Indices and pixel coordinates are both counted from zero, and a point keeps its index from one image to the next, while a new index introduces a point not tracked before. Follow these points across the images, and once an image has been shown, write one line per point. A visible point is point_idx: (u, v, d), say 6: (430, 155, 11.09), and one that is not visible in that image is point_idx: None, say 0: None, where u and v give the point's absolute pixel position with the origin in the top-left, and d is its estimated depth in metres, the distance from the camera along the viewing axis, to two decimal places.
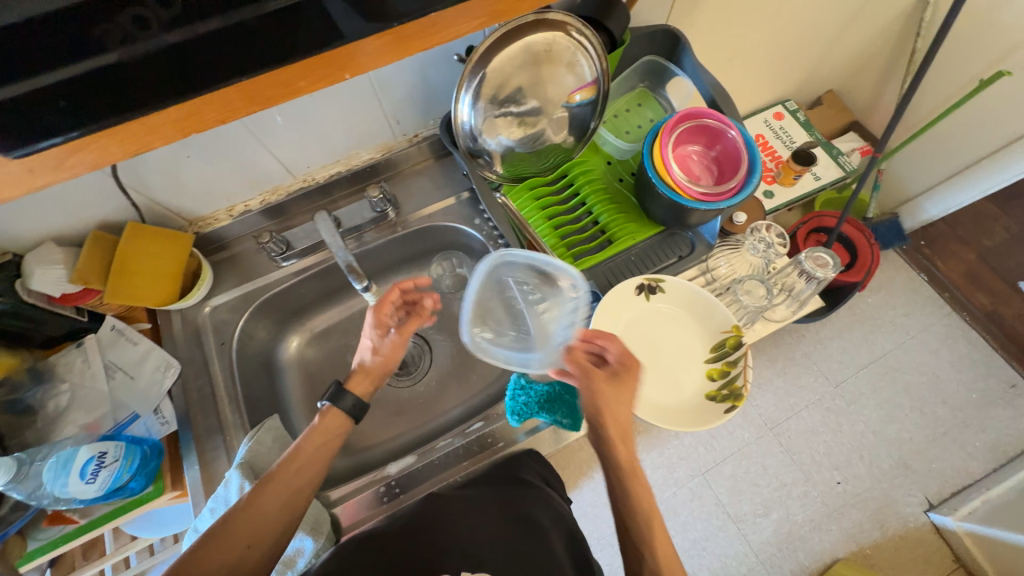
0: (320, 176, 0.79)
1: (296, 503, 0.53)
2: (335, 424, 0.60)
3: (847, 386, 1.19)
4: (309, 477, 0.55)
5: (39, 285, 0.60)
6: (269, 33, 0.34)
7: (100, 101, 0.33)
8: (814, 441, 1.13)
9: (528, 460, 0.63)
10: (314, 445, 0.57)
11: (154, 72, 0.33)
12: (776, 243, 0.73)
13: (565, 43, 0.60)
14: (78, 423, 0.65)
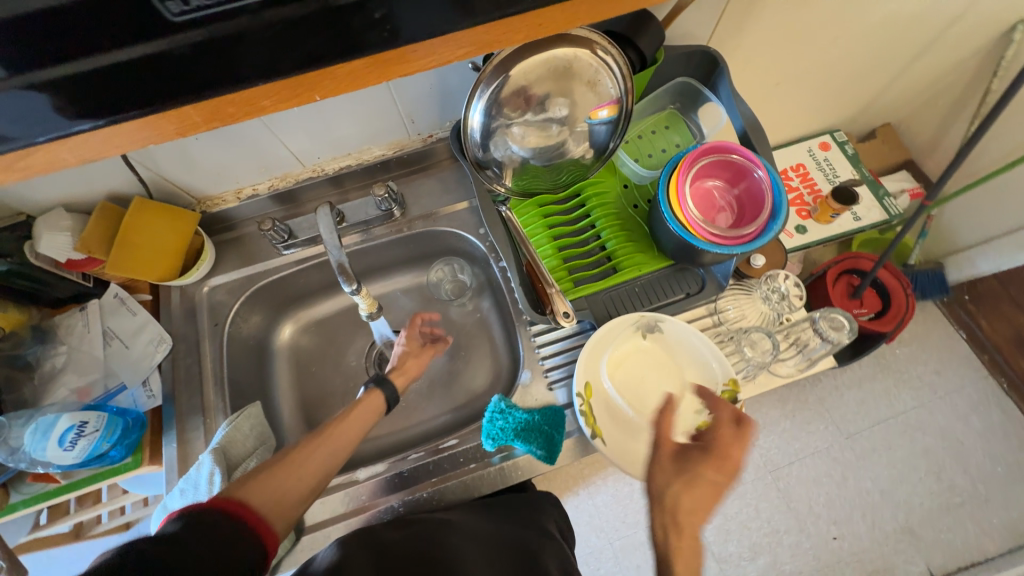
0: (330, 167, 0.78)
1: (338, 457, 0.57)
2: (374, 405, 0.64)
3: (859, 440, 1.11)
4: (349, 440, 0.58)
5: (46, 249, 0.62)
6: (229, 51, 0.29)
7: (36, 113, 0.29)
8: (815, 491, 1.07)
9: (546, 505, 0.69)
10: (358, 416, 0.61)
11: (97, 85, 0.29)
12: (790, 293, 0.69)
13: (589, 61, 0.56)
14: (70, 386, 0.66)
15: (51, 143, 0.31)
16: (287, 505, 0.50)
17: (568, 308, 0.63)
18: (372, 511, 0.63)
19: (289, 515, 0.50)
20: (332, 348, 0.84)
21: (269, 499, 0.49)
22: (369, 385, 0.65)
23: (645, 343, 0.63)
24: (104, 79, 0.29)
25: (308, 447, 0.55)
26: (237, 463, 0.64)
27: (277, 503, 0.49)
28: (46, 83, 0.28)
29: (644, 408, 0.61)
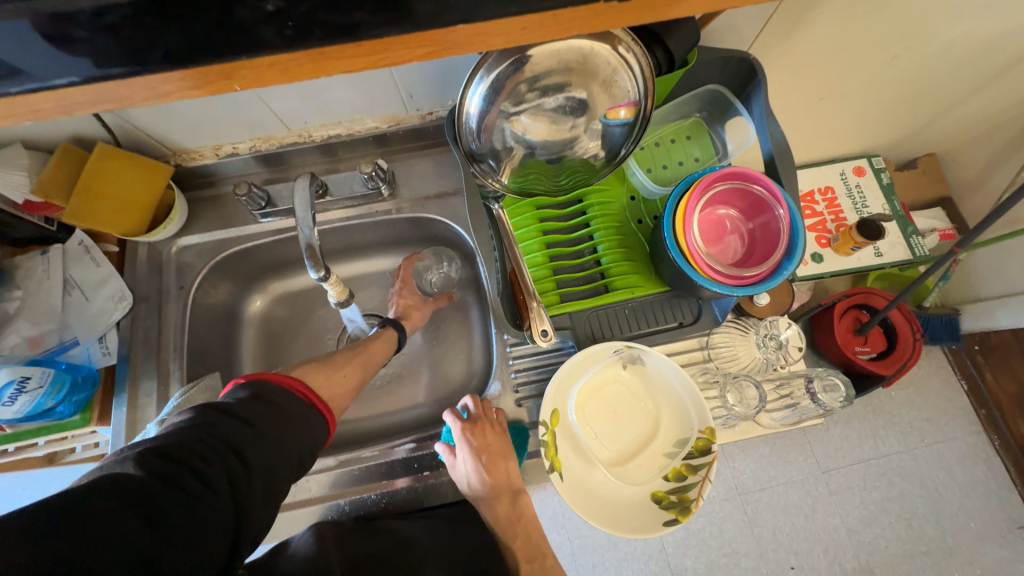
0: (318, 134, 0.73)
1: (369, 369, 0.65)
2: (391, 340, 0.71)
3: (836, 476, 1.08)
4: (376, 362, 0.67)
5: (0, 188, 0.57)
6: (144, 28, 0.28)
7: None
8: (781, 520, 1.05)
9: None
10: (382, 342, 0.70)
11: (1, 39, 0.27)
12: (790, 343, 0.64)
13: (606, 58, 0.49)
14: (22, 334, 0.63)
15: None
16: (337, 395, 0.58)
17: (548, 327, 0.58)
18: (321, 503, 0.62)
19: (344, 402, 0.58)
20: (305, 322, 0.81)
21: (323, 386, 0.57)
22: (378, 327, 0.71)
23: (624, 374, 0.59)
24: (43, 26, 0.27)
25: (346, 357, 0.63)
26: None
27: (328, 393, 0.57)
28: None
29: (611, 443, 0.57)
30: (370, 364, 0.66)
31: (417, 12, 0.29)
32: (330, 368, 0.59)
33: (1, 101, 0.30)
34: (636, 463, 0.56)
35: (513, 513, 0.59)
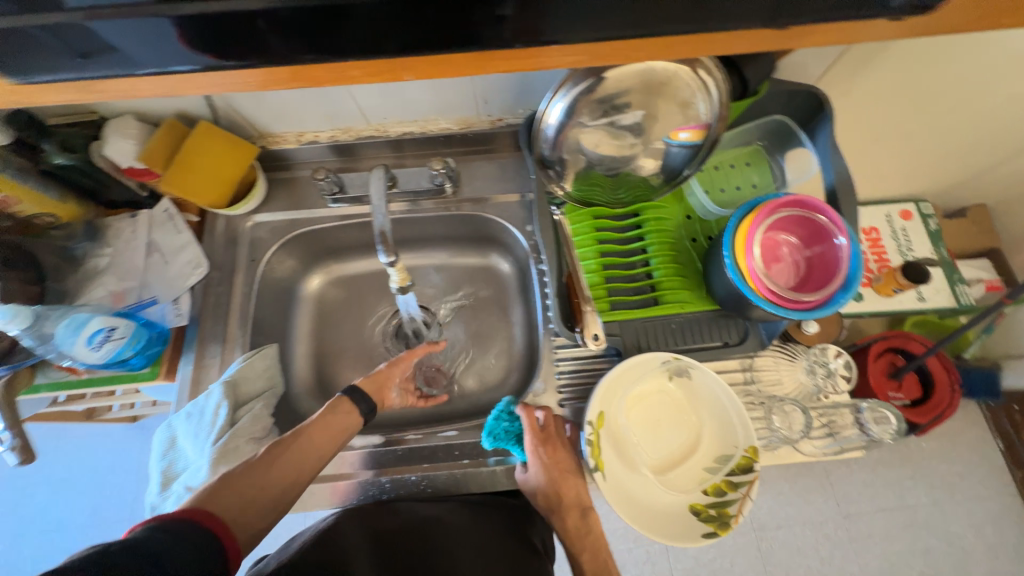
0: (393, 130, 0.77)
1: (305, 472, 0.54)
2: (349, 415, 0.60)
3: (857, 522, 1.05)
4: (320, 454, 0.56)
5: (110, 152, 0.63)
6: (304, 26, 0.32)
7: (143, 47, 0.33)
8: (796, 561, 1.03)
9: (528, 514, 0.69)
10: (333, 420, 0.59)
11: (194, 30, 0.32)
12: (838, 373, 0.64)
13: (687, 80, 0.52)
14: (109, 288, 0.69)
15: (139, 78, 0.34)
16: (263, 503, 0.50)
17: (599, 331, 0.60)
18: (358, 478, 0.64)
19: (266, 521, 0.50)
20: (355, 306, 0.85)
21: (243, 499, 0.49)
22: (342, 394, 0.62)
23: (669, 385, 0.60)
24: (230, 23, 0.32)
25: (275, 453, 0.54)
26: (244, 400, 0.65)
27: (248, 505, 0.49)
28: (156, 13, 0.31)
29: (653, 452, 0.58)
30: (318, 457, 0.56)
31: (552, 26, 0.33)
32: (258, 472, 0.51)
33: (179, 78, 0.35)
34: (677, 473, 0.57)
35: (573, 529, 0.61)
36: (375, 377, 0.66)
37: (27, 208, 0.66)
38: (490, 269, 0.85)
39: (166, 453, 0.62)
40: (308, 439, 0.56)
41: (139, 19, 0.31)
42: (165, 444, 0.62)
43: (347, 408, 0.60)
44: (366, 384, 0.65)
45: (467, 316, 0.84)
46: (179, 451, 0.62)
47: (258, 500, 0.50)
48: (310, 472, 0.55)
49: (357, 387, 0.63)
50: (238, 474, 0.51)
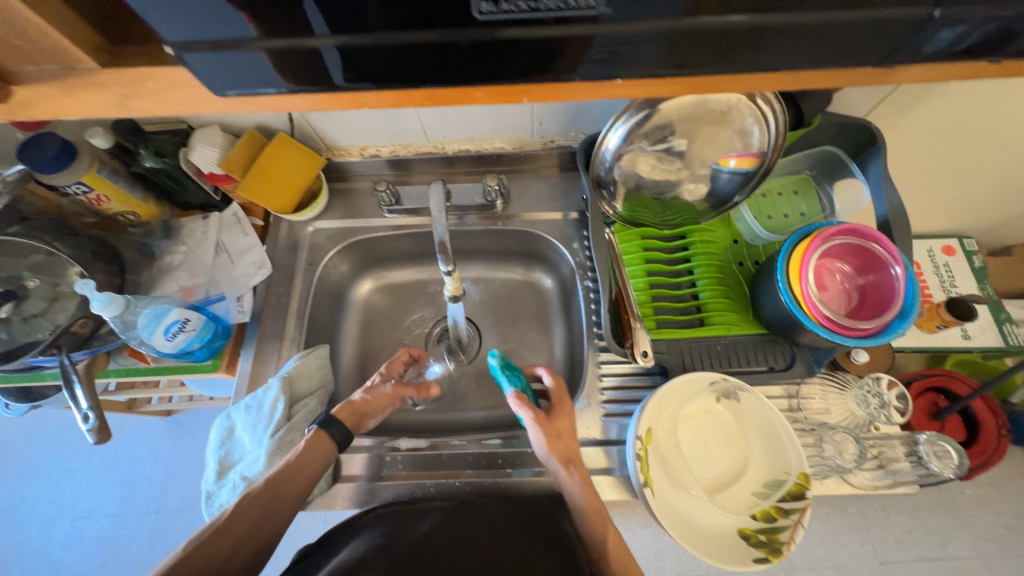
0: (450, 147, 0.82)
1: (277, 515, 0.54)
2: (319, 451, 0.59)
3: (895, 570, 1.00)
4: (293, 500, 0.56)
5: (195, 159, 0.69)
6: (412, 63, 0.30)
7: (234, 76, 0.30)
8: None
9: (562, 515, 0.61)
10: (304, 460, 0.58)
11: (295, 62, 0.29)
12: (891, 404, 0.63)
13: (745, 110, 0.55)
14: (180, 283, 0.74)
15: (235, 101, 0.32)
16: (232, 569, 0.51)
17: (648, 349, 0.62)
18: (361, 482, 0.65)
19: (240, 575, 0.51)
20: (399, 313, 0.88)
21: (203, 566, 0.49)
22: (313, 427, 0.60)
23: (717, 407, 0.60)
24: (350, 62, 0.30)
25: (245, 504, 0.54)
26: (300, 396, 0.68)
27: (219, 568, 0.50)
28: (260, 49, 0.29)
29: (700, 473, 0.57)
30: (291, 505, 0.56)
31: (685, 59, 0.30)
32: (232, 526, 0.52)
33: (280, 100, 0.33)
34: (725, 495, 0.56)
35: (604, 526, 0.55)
36: (352, 406, 0.65)
37: (116, 206, 0.72)
38: (533, 284, 0.87)
39: (224, 443, 0.65)
40: (282, 484, 0.55)
41: (244, 52, 0.28)
42: (223, 433, 0.65)
43: (315, 438, 0.59)
44: (343, 414, 0.64)
45: (507, 327, 0.86)
46: (236, 441, 0.65)
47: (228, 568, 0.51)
48: (281, 522, 0.55)
49: (332, 416, 0.62)
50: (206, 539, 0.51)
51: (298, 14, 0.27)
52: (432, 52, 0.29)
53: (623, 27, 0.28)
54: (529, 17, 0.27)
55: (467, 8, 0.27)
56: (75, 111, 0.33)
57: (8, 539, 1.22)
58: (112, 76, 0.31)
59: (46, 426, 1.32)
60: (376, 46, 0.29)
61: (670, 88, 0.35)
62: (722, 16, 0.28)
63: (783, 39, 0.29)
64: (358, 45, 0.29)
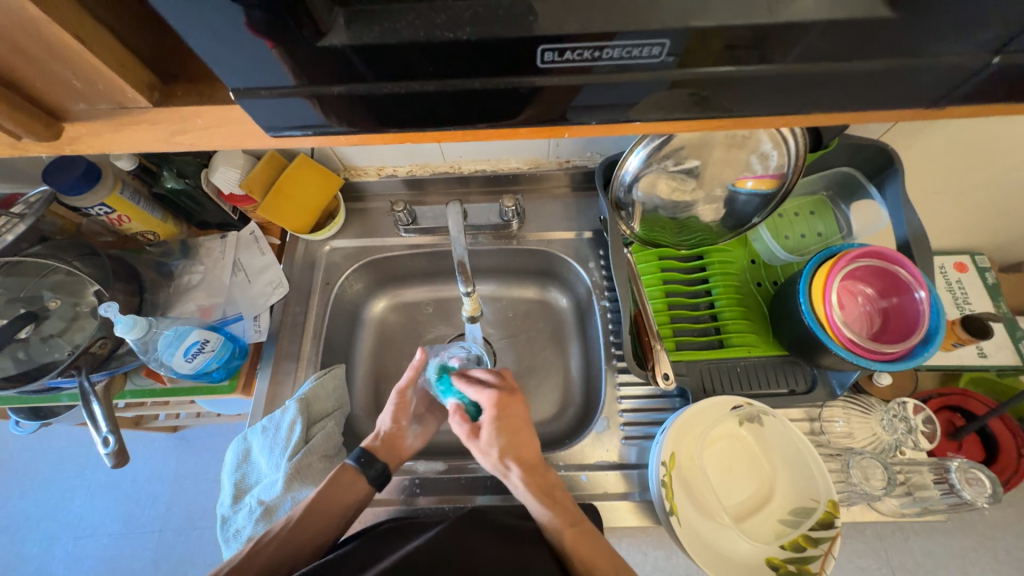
0: (466, 168, 0.83)
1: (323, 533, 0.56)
2: (354, 491, 0.59)
3: None
4: (337, 518, 0.57)
5: (218, 179, 0.69)
6: (452, 106, 0.30)
7: (274, 116, 0.30)
8: None
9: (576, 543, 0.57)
10: (331, 501, 0.58)
11: (332, 107, 0.29)
12: (917, 429, 0.62)
13: (764, 135, 0.55)
14: (198, 303, 0.74)
15: (274, 138, 0.32)
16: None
17: (670, 371, 0.62)
18: (378, 505, 0.64)
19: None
20: (412, 331, 0.87)
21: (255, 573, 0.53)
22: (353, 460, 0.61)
23: (740, 430, 0.59)
24: (365, 107, 0.29)
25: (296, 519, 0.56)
26: (317, 418, 0.67)
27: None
28: (301, 95, 0.28)
29: (725, 499, 0.56)
30: (317, 544, 0.56)
31: (727, 102, 0.30)
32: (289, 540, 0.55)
33: (321, 138, 0.33)
34: (751, 522, 0.55)
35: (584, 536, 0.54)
36: (385, 441, 0.64)
37: (136, 226, 0.72)
38: (547, 303, 0.87)
39: (240, 466, 0.64)
40: (301, 524, 0.56)
41: (283, 96, 0.28)
42: (240, 456, 0.65)
43: (353, 478, 0.60)
44: (379, 449, 0.64)
45: (520, 345, 0.85)
46: (252, 464, 0.64)
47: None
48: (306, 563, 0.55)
49: (368, 452, 0.62)
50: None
51: (339, 65, 0.27)
52: (471, 101, 0.29)
53: (672, 72, 0.28)
54: (591, 65, 0.27)
55: (532, 56, 0.27)
56: (122, 144, 0.33)
57: (9, 558, 1.20)
58: (164, 113, 0.32)
59: (52, 441, 1.31)
60: (417, 94, 0.28)
61: (707, 125, 0.35)
62: (775, 64, 0.28)
63: (836, 86, 0.29)
64: (397, 93, 0.28)
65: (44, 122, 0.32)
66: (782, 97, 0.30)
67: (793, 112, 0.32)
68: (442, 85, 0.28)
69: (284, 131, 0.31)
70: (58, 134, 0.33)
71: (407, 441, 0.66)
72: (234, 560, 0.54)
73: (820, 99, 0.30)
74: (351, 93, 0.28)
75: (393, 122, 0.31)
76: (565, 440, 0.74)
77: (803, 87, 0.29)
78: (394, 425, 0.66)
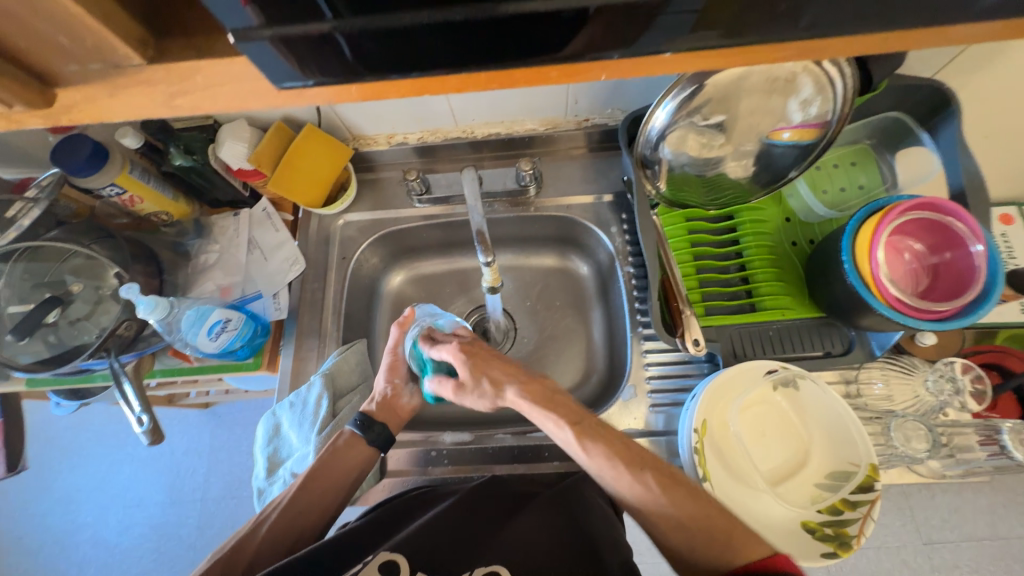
0: (479, 131, 0.79)
1: (334, 492, 0.57)
2: (355, 454, 0.59)
3: (939, 550, 0.96)
4: (339, 478, 0.58)
5: (226, 155, 0.67)
6: (475, 39, 0.26)
7: (279, 65, 0.27)
8: None
9: (592, 504, 0.56)
10: (353, 459, 0.59)
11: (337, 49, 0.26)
12: (965, 389, 0.59)
13: (810, 77, 0.50)
14: (217, 282, 0.74)
15: (284, 94, 0.29)
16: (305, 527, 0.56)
17: (700, 336, 0.59)
18: (407, 476, 0.65)
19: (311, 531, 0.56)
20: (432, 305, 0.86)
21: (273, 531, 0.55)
22: (354, 427, 0.60)
23: (774, 395, 0.58)
24: (365, 45, 0.26)
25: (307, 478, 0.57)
26: (343, 391, 0.67)
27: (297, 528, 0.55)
28: (302, 34, 0.25)
29: (759, 464, 0.55)
30: (322, 508, 0.57)
31: (792, 25, 0.26)
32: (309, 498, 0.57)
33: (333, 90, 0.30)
34: (787, 486, 0.54)
35: (644, 487, 0.49)
36: (382, 403, 0.63)
37: (149, 206, 0.71)
38: (567, 271, 0.85)
39: (272, 440, 0.65)
40: (306, 489, 0.56)
41: (283, 39, 0.25)
42: (270, 431, 0.66)
43: (351, 442, 0.60)
44: (376, 412, 0.63)
45: (541, 315, 0.84)
46: (283, 438, 0.65)
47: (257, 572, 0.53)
48: (314, 527, 0.56)
49: (368, 417, 0.61)
50: (230, 551, 0.53)
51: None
52: (495, 34, 0.26)
53: None
54: None
55: None
56: (118, 112, 0.31)
57: (67, 524, 1.28)
58: (159, 72, 0.29)
59: (94, 419, 1.38)
60: (435, 25, 0.25)
61: None
62: None
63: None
64: (410, 26, 0.25)
65: (36, 90, 0.30)
66: (831, 19, 0.26)
67: (850, 40, 0.28)
68: (475, 13, 0.25)
69: (291, 84, 0.28)
70: (50, 102, 0.31)
71: (404, 400, 0.65)
72: (240, 534, 0.55)
73: (906, 17, 0.26)
74: (350, 31, 0.25)
75: (409, 65, 0.27)
76: (591, 408, 0.74)
77: (854, 6, 0.25)
78: (389, 386, 0.65)
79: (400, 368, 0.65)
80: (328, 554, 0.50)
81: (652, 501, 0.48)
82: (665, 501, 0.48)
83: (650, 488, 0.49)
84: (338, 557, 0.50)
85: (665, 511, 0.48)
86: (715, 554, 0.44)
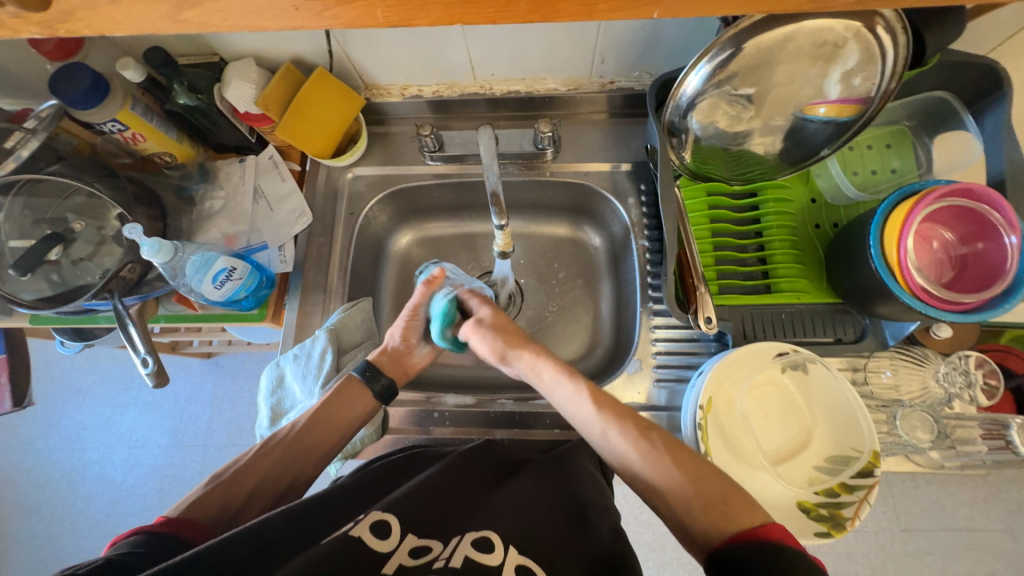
0: (498, 88, 0.75)
1: (336, 443, 0.57)
2: (361, 405, 0.59)
3: (916, 537, 0.98)
4: (344, 426, 0.58)
5: (231, 96, 0.64)
6: None
7: None
8: (844, 567, 0.99)
9: (582, 472, 0.57)
10: (343, 411, 0.58)
11: None
12: (976, 385, 0.59)
13: (860, 43, 0.46)
14: (222, 230, 0.72)
15: (308, 2, 0.30)
16: (305, 468, 0.55)
17: (713, 315, 0.58)
18: (409, 434, 0.65)
19: (310, 475, 0.56)
20: None
21: (272, 470, 0.53)
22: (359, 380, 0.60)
23: (782, 378, 0.57)
24: None
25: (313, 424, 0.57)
26: (347, 348, 0.67)
27: (299, 470, 0.55)
28: None
29: (762, 444, 0.55)
30: (321, 455, 0.56)
31: None
32: (309, 447, 0.56)
33: (360, 5, 0.31)
34: (786, 467, 0.55)
35: (651, 451, 0.50)
36: (392, 357, 0.64)
37: (152, 146, 0.69)
38: (579, 241, 0.83)
39: (275, 391, 0.65)
40: (310, 432, 0.56)
41: None
42: (274, 382, 0.66)
43: (360, 392, 0.59)
44: (382, 366, 0.63)
45: (550, 286, 0.82)
46: (286, 390, 0.65)
47: (246, 515, 0.52)
48: (311, 470, 0.56)
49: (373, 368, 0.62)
50: (225, 485, 0.51)
51: None
52: None
53: None
54: None
55: None
56: (123, 22, 0.31)
57: (74, 461, 1.32)
58: None
59: (98, 362, 1.39)
60: None
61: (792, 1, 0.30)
62: None
63: None
64: None
65: None
66: None
67: None
68: None
69: None
70: (47, 3, 0.30)
71: (414, 358, 0.66)
72: (237, 465, 0.53)
73: None
74: None
75: None
76: (593, 380, 0.73)
77: None
78: (403, 342, 0.65)
79: (417, 328, 0.65)
80: (322, 503, 0.49)
81: (654, 470, 0.49)
82: (663, 472, 0.48)
83: (656, 455, 0.49)
84: (335, 508, 0.49)
85: (665, 482, 0.48)
86: (720, 514, 0.44)
